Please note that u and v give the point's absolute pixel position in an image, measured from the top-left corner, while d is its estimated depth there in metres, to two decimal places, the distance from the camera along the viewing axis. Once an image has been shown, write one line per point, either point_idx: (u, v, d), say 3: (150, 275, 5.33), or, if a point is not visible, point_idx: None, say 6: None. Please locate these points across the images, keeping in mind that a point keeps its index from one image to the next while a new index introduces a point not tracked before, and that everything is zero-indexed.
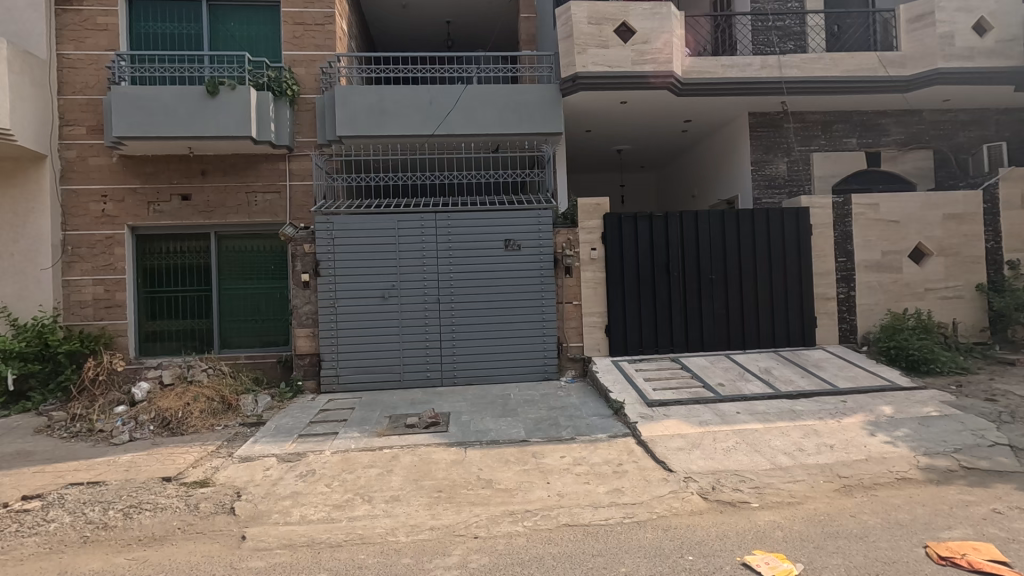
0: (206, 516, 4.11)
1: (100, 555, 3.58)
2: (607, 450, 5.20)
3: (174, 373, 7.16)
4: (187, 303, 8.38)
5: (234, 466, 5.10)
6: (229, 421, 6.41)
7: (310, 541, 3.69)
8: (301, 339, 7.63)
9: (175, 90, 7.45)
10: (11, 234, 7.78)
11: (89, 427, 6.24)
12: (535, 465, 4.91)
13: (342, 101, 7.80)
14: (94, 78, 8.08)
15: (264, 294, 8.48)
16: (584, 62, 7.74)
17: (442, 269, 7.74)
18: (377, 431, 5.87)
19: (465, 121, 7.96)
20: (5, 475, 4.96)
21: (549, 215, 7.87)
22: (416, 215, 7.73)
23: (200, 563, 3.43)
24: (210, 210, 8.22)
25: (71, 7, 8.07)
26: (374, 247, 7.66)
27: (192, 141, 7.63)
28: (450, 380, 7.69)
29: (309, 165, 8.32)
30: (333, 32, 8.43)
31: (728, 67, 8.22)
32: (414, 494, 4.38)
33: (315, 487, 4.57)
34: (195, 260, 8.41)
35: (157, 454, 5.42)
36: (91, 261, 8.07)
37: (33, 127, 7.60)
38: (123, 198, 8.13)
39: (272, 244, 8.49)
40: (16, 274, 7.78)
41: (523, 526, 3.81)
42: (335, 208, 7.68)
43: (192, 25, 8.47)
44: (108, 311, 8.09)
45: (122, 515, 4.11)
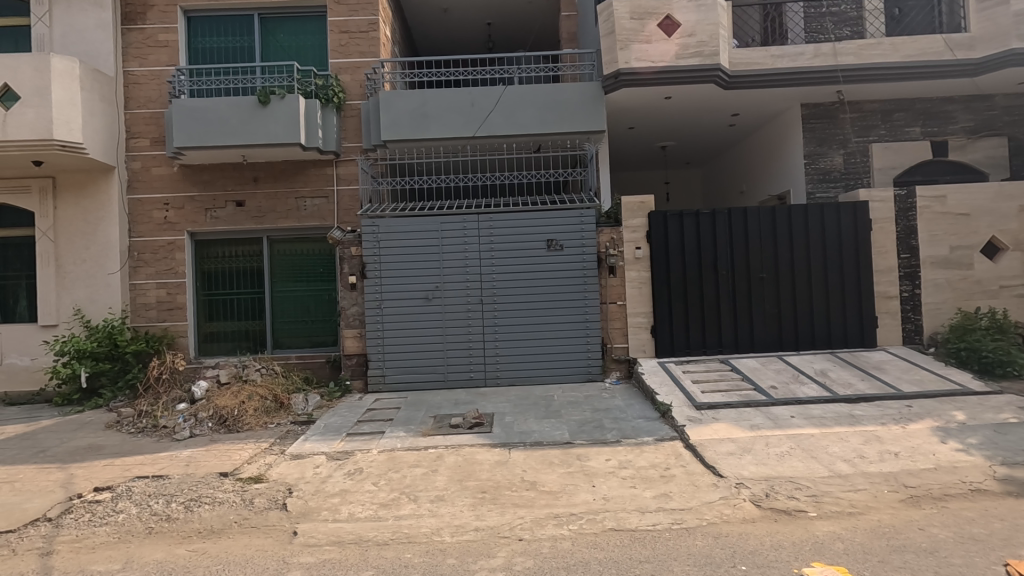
0: (260, 511, 4.26)
1: (163, 545, 3.75)
2: (653, 453, 5.09)
3: (231, 372, 7.44)
4: (242, 305, 8.72)
5: (285, 463, 5.27)
6: (282, 419, 6.63)
7: (358, 539, 3.75)
8: (349, 340, 7.82)
9: (229, 101, 7.78)
10: (85, 242, 8.37)
11: (154, 423, 6.58)
12: (579, 467, 4.85)
13: (386, 106, 7.95)
14: (156, 93, 8.53)
15: (313, 295, 8.73)
16: (627, 58, 7.61)
17: (485, 270, 7.76)
18: (421, 431, 5.94)
19: (506, 122, 7.96)
20: (79, 468, 5.29)
21: (592, 214, 7.76)
22: (459, 217, 7.79)
23: (254, 556, 3.54)
24: (262, 215, 8.53)
25: (135, 26, 8.57)
26: (418, 249, 7.77)
27: (245, 150, 7.93)
28: (494, 381, 7.71)
29: (355, 169, 8.52)
30: (376, 39, 8.61)
31: (779, 57, 7.91)
32: (459, 494, 4.40)
33: (362, 486, 4.66)
34: (249, 264, 8.75)
35: (215, 450, 5.66)
36: (155, 265, 8.52)
37: (102, 141, 8.12)
38: (182, 205, 8.53)
39: (320, 248, 8.74)
40: (89, 278, 8.34)
41: (568, 529, 3.76)
42: (380, 211, 7.83)
43: (245, 38, 8.82)
44: (170, 313, 8.51)
45: (184, 508, 4.31)
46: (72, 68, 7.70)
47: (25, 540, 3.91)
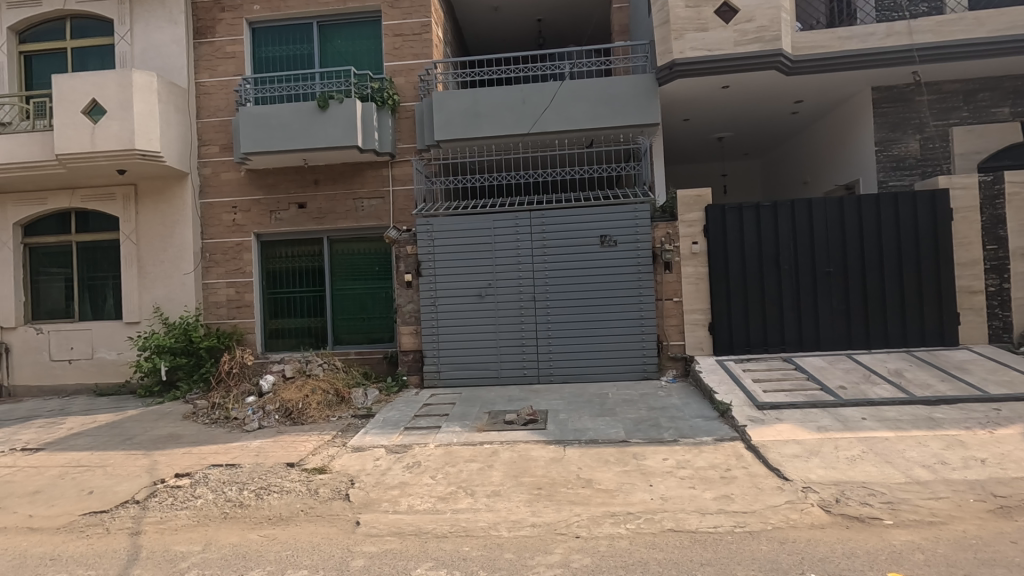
0: (325, 500, 4.45)
1: (237, 530, 3.97)
2: (712, 453, 4.95)
3: (295, 367, 7.78)
4: (304, 303, 9.08)
5: (347, 455, 5.46)
6: (343, 413, 6.88)
7: (417, 531, 3.84)
8: (405, 336, 8.01)
9: (291, 107, 8.11)
10: (163, 244, 8.97)
11: (226, 415, 6.97)
12: (636, 466, 4.78)
13: (439, 106, 8.05)
14: (225, 102, 9.00)
15: (370, 293, 8.99)
16: (681, 47, 7.40)
17: (538, 267, 7.76)
18: (476, 427, 6.02)
19: (558, 118, 7.92)
20: (162, 455, 5.68)
21: (646, 209, 7.61)
22: (511, 214, 7.82)
23: (321, 544, 3.69)
24: (322, 216, 8.85)
25: (206, 40, 9.08)
26: (472, 246, 7.86)
27: (307, 153, 8.25)
28: (547, 377, 7.70)
29: (409, 169, 8.71)
30: (429, 40, 8.76)
31: (846, 38, 7.49)
32: (514, 490, 4.43)
33: (421, 479, 4.77)
34: (311, 263, 9.09)
35: (282, 441, 5.93)
36: (224, 266, 9.01)
37: (177, 149, 8.68)
38: (249, 208, 8.97)
39: (377, 246, 8.99)
40: (166, 278, 8.94)
41: (626, 528, 3.72)
42: (434, 210, 7.98)
43: (305, 46, 9.17)
44: (239, 310, 8.98)
45: (255, 496, 4.55)
46: (150, 82, 8.27)
47: (118, 520, 4.24)
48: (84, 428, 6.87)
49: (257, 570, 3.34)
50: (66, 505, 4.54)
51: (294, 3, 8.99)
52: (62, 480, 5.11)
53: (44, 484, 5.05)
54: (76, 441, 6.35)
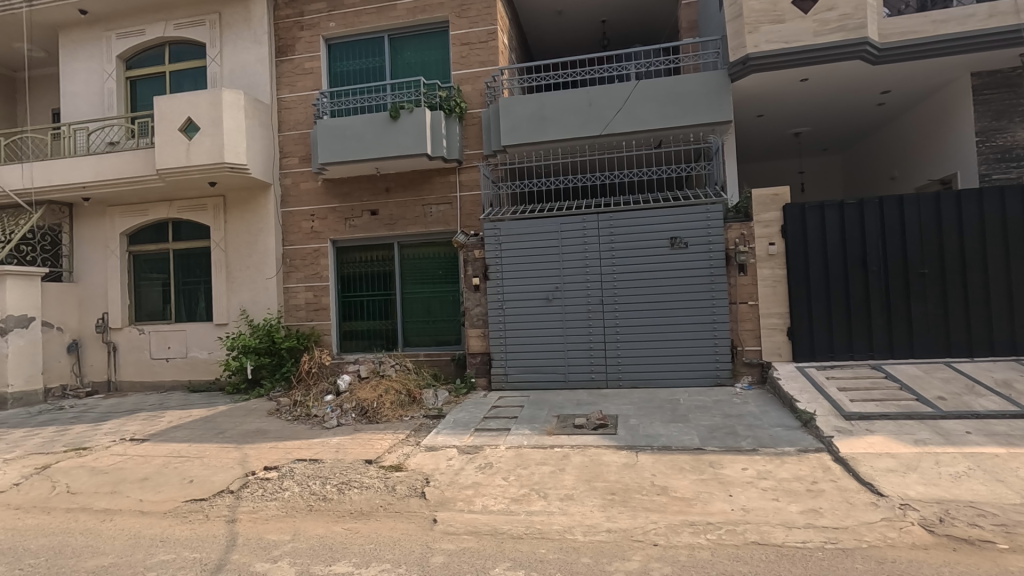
0: (402, 497, 4.59)
1: (322, 522, 4.17)
2: (796, 465, 4.71)
3: (369, 368, 8.08)
4: (376, 306, 9.40)
5: (421, 454, 5.61)
6: (415, 413, 7.09)
7: (493, 531, 3.89)
8: (473, 339, 8.15)
9: (364, 118, 8.45)
10: (248, 250, 9.58)
11: (306, 412, 7.34)
12: (713, 475, 4.63)
13: (505, 111, 8.13)
14: (303, 115, 9.51)
15: (438, 296, 9.19)
16: (756, 41, 7.13)
17: (605, 270, 7.69)
18: (546, 430, 6.03)
19: (626, 119, 7.81)
20: (252, 448, 6.05)
21: (719, 209, 7.36)
22: (579, 217, 7.79)
23: (401, 539, 3.81)
24: (393, 222, 9.16)
25: (286, 58, 9.64)
26: (538, 249, 7.89)
27: (379, 162, 8.57)
28: (615, 382, 7.60)
29: (476, 175, 8.87)
30: (495, 47, 8.89)
31: (941, 22, 6.97)
32: (587, 494, 4.40)
33: (493, 479, 4.83)
34: (382, 268, 9.41)
35: (360, 439, 6.17)
36: (303, 271, 9.51)
37: (262, 161, 9.25)
38: (326, 216, 9.42)
39: (445, 251, 9.19)
40: (251, 282, 9.54)
41: (706, 538, 3.60)
42: (501, 214, 8.08)
43: (376, 59, 9.53)
44: (316, 313, 9.43)
45: (337, 490, 4.77)
46: (238, 99, 8.86)
47: (216, 507, 4.55)
48: (182, 421, 7.43)
49: (344, 562, 3.48)
50: (170, 492, 4.92)
51: (367, 18, 9.38)
52: (166, 469, 5.55)
53: (151, 471, 5.50)
54: (175, 433, 6.87)
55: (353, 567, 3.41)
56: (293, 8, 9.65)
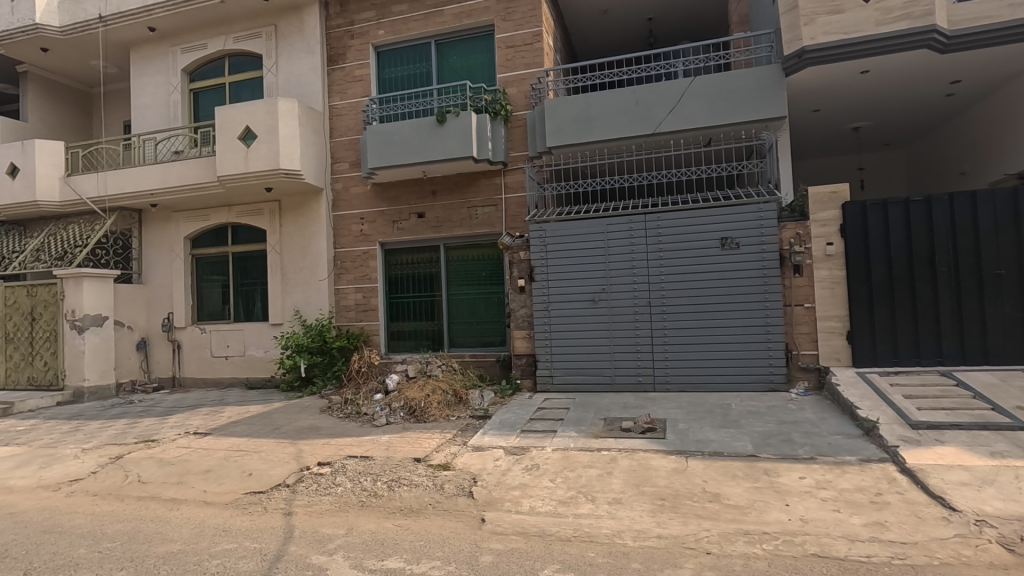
0: (450, 496, 4.65)
1: (374, 518, 4.26)
2: (858, 475, 4.50)
3: (417, 368, 8.23)
4: (423, 307, 9.55)
5: (468, 454, 5.67)
6: (461, 413, 7.17)
7: (541, 532, 3.89)
8: (519, 340, 8.16)
9: (412, 123, 8.62)
10: (302, 253, 9.93)
11: (357, 410, 7.55)
12: (768, 483, 4.47)
13: (551, 113, 8.12)
14: (353, 121, 9.78)
15: (483, 297, 9.26)
16: (812, 33, 6.86)
17: (653, 271, 7.57)
18: (592, 432, 5.98)
19: (674, 117, 7.66)
20: (306, 444, 6.27)
21: (772, 208, 7.11)
22: (625, 218, 7.71)
23: (450, 537, 3.86)
24: (439, 225, 9.30)
25: (338, 66, 9.94)
26: (584, 250, 7.84)
27: (426, 166, 8.73)
28: (663, 386, 7.46)
29: (521, 177, 8.89)
30: (540, 49, 8.90)
31: (1018, 6, 6.53)
32: (636, 498, 4.33)
33: (540, 481, 4.83)
34: (428, 269, 9.56)
35: (408, 437, 6.29)
36: (353, 273, 9.77)
37: (314, 167, 9.58)
38: (375, 219, 9.65)
39: (490, 252, 9.25)
40: (305, 284, 9.89)
41: (761, 548, 3.48)
42: (546, 216, 8.08)
43: (423, 65, 9.69)
44: (365, 313, 9.68)
45: (388, 487, 4.87)
46: (292, 108, 9.21)
47: (273, 500, 4.73)
48: (240, 417, 7.76)
49: (396, 557, 3.55)
50: (231, 484, 5.15)
51: (415, 25, 9.56)
52: (227, 462, 5.82)
53: (213, 464, 5.77)
54: (234, 428, 7.19)
55: (405, 563, 3.47)
56: (343, 18, 9.95)
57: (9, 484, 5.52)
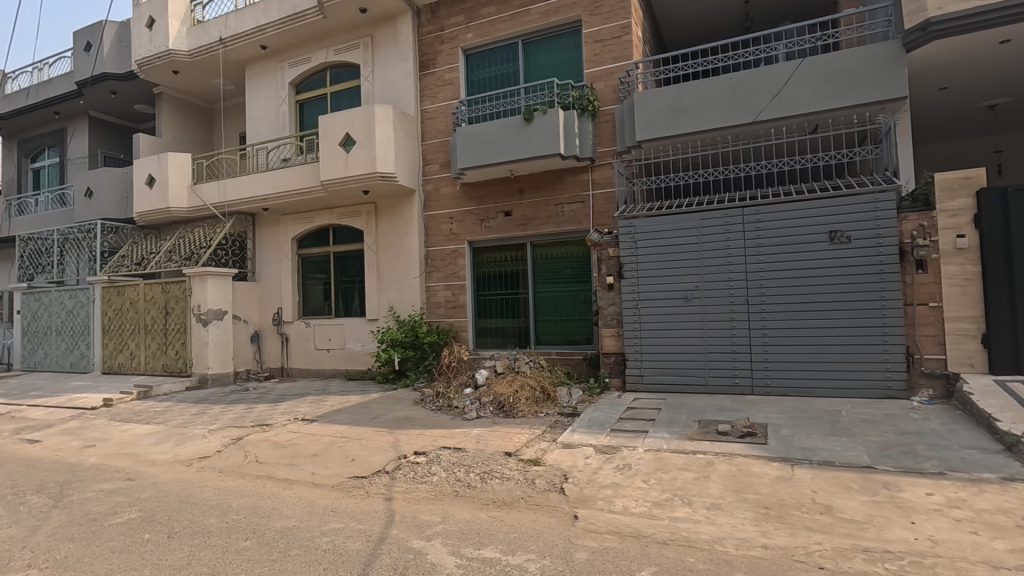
0: (542, 491, 4.68)
1: (468, 508, 4.37)
2: (998, 495, 4.00)
3: (505, 364, 8.36)
4: (510, 305, 9.66)
5: (558, 450, 5.67)
6: (550, 409, 7.19)
7: (636, 533, 3.80)
8: (607, 338, 8.04)
9: (500, 123, 8.74)
10: (396, 252, 10.41)
11: (448, 403, 7.79)
12: (889, 498, 4.09)
13: (641, 106, 7.90)
14: (444, 124, 10.10)
15: (569, 295, 9.21)
16: (939, 2, 6.22)
17: (751, 268, 7.17)
18: (686, 434, 5.77)
19: (776, 104, 7.20)
20: (402, 434, 6.55)
21: (890, 198, 6.49)
22: (721, 212, 7.37)
23: (544, 531, 3.88)
24: (526, 222, 9.36)
25: (429, 71, 10.31)
26: (676, 246, 7.59)
27: (513, 164, 8.82)
28: (762, 390, 7.06)
29: (609, 172, 8.76)
30: (629, 42, 8.72)
31: None
32: (737, 505, 4.12)
33: (633, 481, 4.72)
34: (515, 267, 9.66)
35: (499, 431, 6.40)
36: (443, 270, 10.09)
37: (408, 169, 9.99)
38: (464, 218, 9.90)
39: (577, 250, 9.18)
40: (399, 281, 10.36)
41: (884, 568, 3.19)
42: (635, 211, 7.90)
43: (510, 65, 9.79)
44: (454, 310, 9.95)
45: (480, 479, 4.98)
46: (387, 113, 9.66)
47: (375, 485, 5.00)
48: (341, 406, 8.27)
49: (492, 547, 3.62)
50: (336, 468, 5.50)
51: (502, 26, 9.70)
52: (332, 447, 6.22)
53: (320, 448, 6.19)
54: (337, 416, 7.67)
55: (501, 553, 3.52)
56: (434, 24, 10.30)
57: (151, 458, 6.24)
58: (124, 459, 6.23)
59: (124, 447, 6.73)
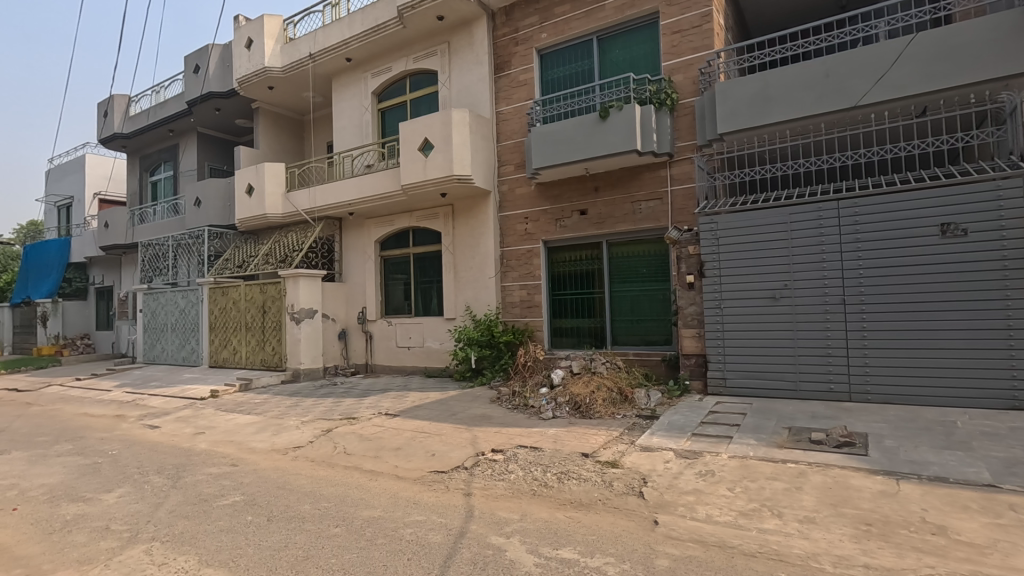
0: (620, 494, 4.60)
1: (546, 507, 4.38)
2: None
3: (581, 364, 8.30)
4: (585, 305, 9.57)
5: (637, 453, 5.56)
6: (627, 411, 7.06)
7: (721, 543, 3.64)
8: (687, 339, 7.77)
9: (575, 121, 8.69)
10: (473, 252, 10.62)
11: (524, 402, 7.84)
12: (1016, 521, 3.65)
13: (723, 97, 7.56)
14: (519, 125, 10.18)
15: (647, 294, 8.98)
16: None
17: (848, 264, 6.67)
18: (775, 442, 5.46)
19: (877, 87, 6.64)
20: (480, 431, 6.68)
21: (1016, 185, 5.79)
22: (813, 205, 6.90)
23: (622, 535, 3.81)
24: (601, 221, 9.24)
25: (504, 73, 10.43)
26: (763, 243, 7.20)
27: (588, 163, 8.73)
28: (861, 397, 6.54)
29: (689, 167, 8.45)
30: (710, 30, 8.37)
31: None
32: (834, 520, 3.84)
33: (717, 489, 4.53)
34: (590, 266, 9.56)
35: (575, 432, 6.36)
36: (518, 270, 10.17)
37: (483, 170, 10.16)
38: (539, 218, 9.93)
39: (655, 248, 8.94)
40: (475, 281, 10.56)
41: None
42: (718, 207, 7.57)
43: (585, 62, 9.69)
44: (529, 309, 10.00)
45: (558, 479, 4.98)
46: (464, 117, 9.88)
47: (454, 480, 5.13)
48: (422, 402, 8.56)
49: (570, 548, 3.60)
50: (418, 462, 5.70)
51: (576, 23, 9.63)
52: (413, 441, 6.45)
53: (402, 443, 6.44)
54: (418, 411, 7.95)
55: (580, 555, 3.50)
56: (509, 26, 10.40)
57: (253, 446, 6.76)
58: (229, 446, 6.80)
59: (230, 435, 7.33)
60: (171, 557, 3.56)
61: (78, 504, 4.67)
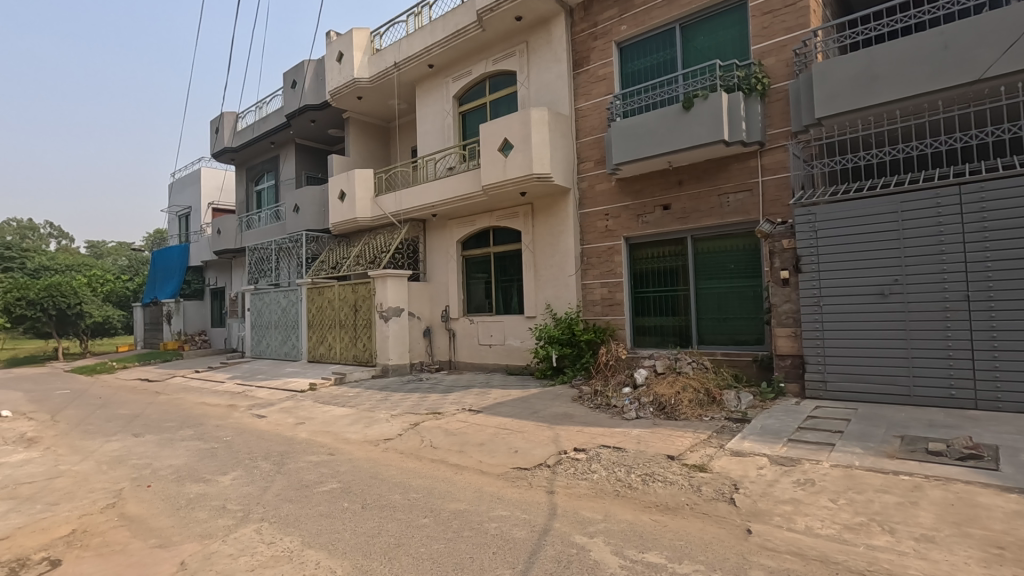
0: (709, 499, 4.41)
1: (630, 509, 4.30)
2: None
3: (666, 363, 8.05)
4: (669, 303, 9.27)
5: (727, 458, 5.31)
6: (715, 413, 6.76)
7: (823, 557, 3.39)
8: (782, 339, 7.35)
9: (657, 113, 8.44)
10: (552, 250, 10.62)
11: (606, 401, 7.73)
12: None
13: (820, 78, 7.04)
14: (598, 120, 10.04)
15: (736, 291, 8.55)
16: None
17: (972, 257, 5.98)
18: (884, 451, 5.02)
19: (1008, 57, 5.89)
20: (562, 430, 6.67)
21: None
22: (929, 192, 6.25)
23: (713, 542, 3.65)
24: (686, 216, 8.90)
25: (582, 69, 10.33)
26: (869, 234, 6.63)
27: (671, 156, 8.45)
28: (990, 405, 5.82)
29: (782, 156, 7.94)
30: (805, 8, 7.82)
31: None
32: (958, 541, 3.46)
33: (817, 499, 4.23)
34: (674, 263, 9.24)
35: (660, 434, 6.18)
36: (599, 268, 10.04)
37: (563, 168, 10.13)
38: (620, 214, 9.74)
39: (745, 243, 8.48)
40: (555, 280, 10.56)
41: None
42: (816, 197, 7.07)
43: (667, 51, 9.38)
44: (611, 308, 9.84)
45: (642, 480, 4.87)
46: (542, 115, 9.90)
47: (537, 477, 5.16)
48: (504, 399, 8.69)
49: (657, 553, 3.51)
50: (501, 458, 5.79)
51: (658, 12, 9.34)
52: (496, 438, 6.55)
53: (486, 438, 6.57)
54: (500, 408, 8.07)
55: (667, 560, 3.40)
56: (587, 21, 10.28)
57: (347, 436, 7.17)
58: (326, 436, 7.26)
59: (326, 426, 7.82)
60: (278, 537, 3.86)
61: (200, 484, 5.18)
